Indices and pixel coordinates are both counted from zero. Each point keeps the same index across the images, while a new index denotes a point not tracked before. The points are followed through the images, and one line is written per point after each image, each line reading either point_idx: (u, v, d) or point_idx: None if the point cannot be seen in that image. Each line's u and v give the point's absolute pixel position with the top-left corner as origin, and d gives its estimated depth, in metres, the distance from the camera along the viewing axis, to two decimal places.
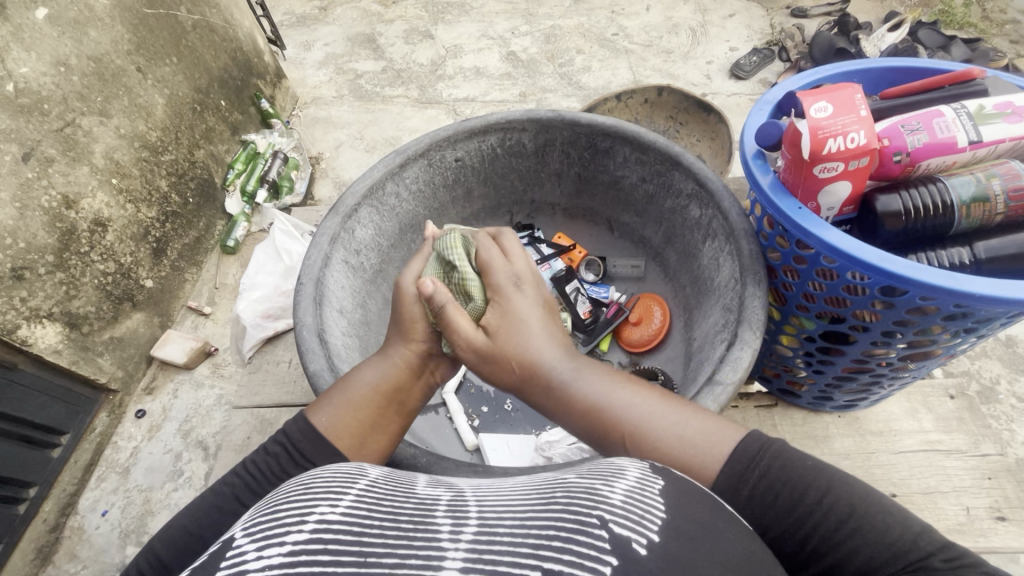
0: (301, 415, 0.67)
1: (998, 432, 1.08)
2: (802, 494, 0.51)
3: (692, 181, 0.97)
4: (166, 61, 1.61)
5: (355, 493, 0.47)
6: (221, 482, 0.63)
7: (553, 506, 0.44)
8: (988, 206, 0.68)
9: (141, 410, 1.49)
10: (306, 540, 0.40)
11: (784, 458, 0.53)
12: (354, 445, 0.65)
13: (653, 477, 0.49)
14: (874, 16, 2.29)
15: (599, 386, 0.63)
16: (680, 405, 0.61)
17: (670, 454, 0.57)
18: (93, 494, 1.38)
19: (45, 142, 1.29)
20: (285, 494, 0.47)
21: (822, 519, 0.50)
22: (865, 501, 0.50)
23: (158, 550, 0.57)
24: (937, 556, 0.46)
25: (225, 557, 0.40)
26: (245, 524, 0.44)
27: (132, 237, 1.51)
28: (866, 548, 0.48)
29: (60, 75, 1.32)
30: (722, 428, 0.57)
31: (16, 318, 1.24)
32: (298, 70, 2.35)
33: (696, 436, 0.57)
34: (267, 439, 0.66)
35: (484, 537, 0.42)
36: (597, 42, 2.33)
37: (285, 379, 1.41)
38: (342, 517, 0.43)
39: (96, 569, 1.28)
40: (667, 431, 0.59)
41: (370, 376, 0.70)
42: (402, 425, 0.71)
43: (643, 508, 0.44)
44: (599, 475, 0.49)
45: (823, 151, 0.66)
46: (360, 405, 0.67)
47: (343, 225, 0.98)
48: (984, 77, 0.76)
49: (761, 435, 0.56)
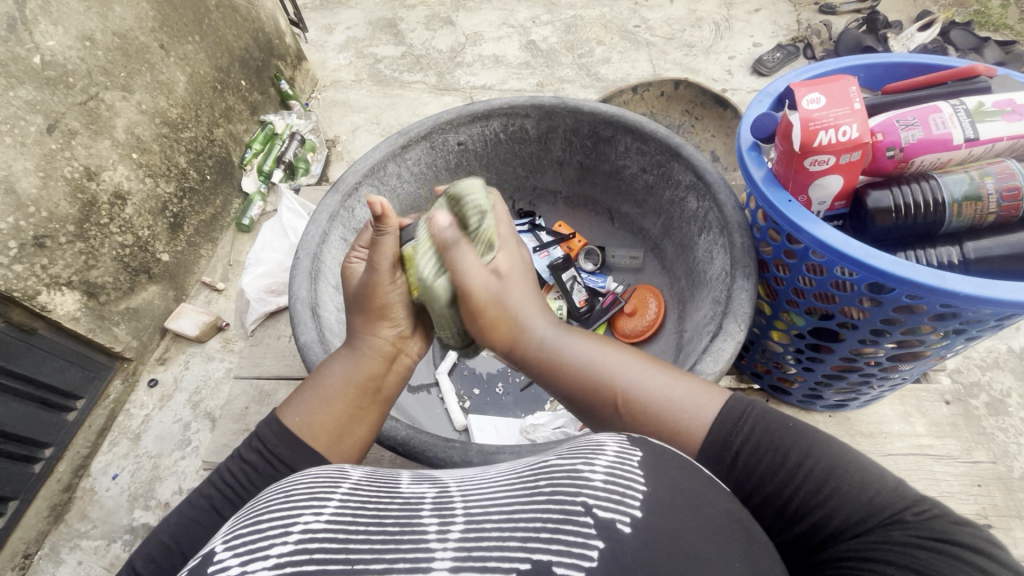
0: (272, 419, 0.67)
1: (998, 442, 1.06)
2: (784, 456, 0.52)
3: (691, 173, 0.96)
4: (189, 39, 1.64)
5: (339, 498, 0.47)
6: (197, 492, 0.64)
7: (537, 496, 0.45)
8: (981, 205, 0.68)
9: (153, 380, 1.54)
10: (291, 553, 0.41)
11: (766, 419, 0.54)
12: (334, 441, 0.66)
13: (630, 450, 0.48)
14: (905, 14, 2.22)
15: (586, 351, 0.65)
16: (667, 372, 0.62)
17: (658, 415, 0.58)
18: (105, 457, 1.44)
19: (69, 115, 1.33)
20: (266, 503, 0.48)
21: (803, 480, 0.51)
22: (843, 462, 0.51)
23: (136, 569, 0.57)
24: (908, 510, 0.47)
25: (208, 571, 0.41)
26: (225, 537, 0.44)
27: (150, 212, 1.56)
28: (843, 507, 0.49)
29: (85, 49, 1.36)
30: (708, 392, 0.58)
31: (36, 284, 1.28)
32: (319, 53, 2.37)
33: (684, 398, 0.58)
34: (243, 445, 0.66)
35: (472, 534, 0.43)
36: (617, 33, 2.31)
37: (286, 352, 1.40)
38: (326, 525, 0.43)
39: (105, 529, 1.33)
40: (658, 390, 0.60)
41: (339, 372, 0.71)
42: (381, 412, 0.72)
43: (625, 484, 0.45)
44: (579, 453, 0.49)
45: (813, 143, 0.66)
46: (334, 400, 0.68)
47: (343, 203, 1.00)
48: (990, 74, 0.75)
49: (743, 398, 0.56)
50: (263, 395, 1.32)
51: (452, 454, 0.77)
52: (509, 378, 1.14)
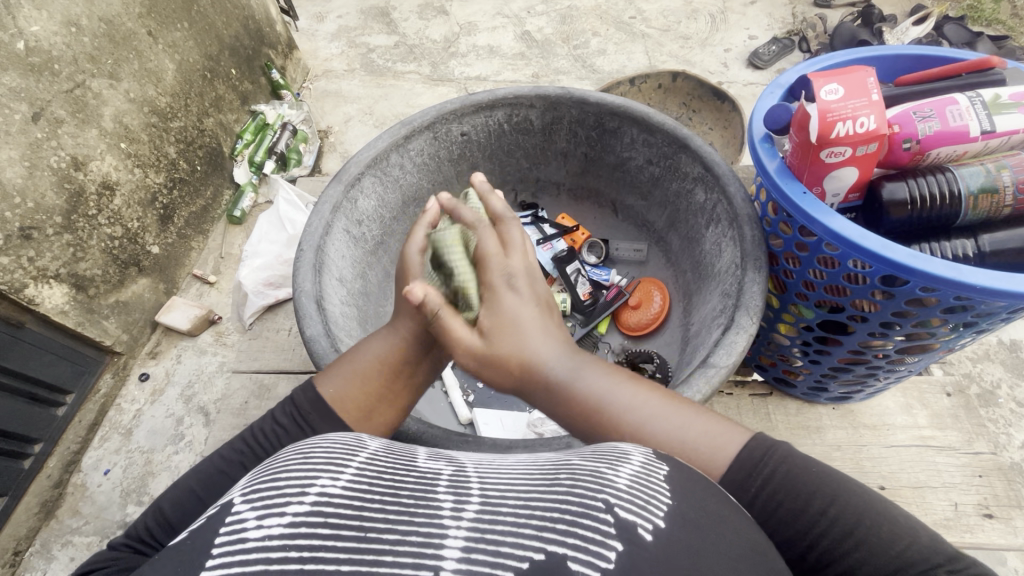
0: (308, 386, 0.67)
1: (993, 432, 1.07)
2: (806, 505, 0.51)
3: (699, 165, 0.95)
4: (178, 26, 1.60)
5: (357, 464, 0.46)
6: (230, 448, 0.64)
7: (557, 489, 0.44)
8: (996, 197, 0.68)
9: (145, 374, 1.51)
10: (306, 513, 0.40)
11: (790, 468, 0.53)
12: (360, 417, 0.65)
13: (658, 463, 0.48)
14: (899, 8, 2.23)
15: (600, 387, 0.59)
16: (681, 406, 0.58)
17: (676, 459, 0.55)
18: (96, 453, 1.41)
19: (55, 103, 1.29)
20: (283, 462, 0.47)
21: (826, 531, 0.50)
22: (871, 512, 0.50)
23: (166, 511, 0.58)
24: (943, 566, 0.46)
25: (225, 523, 0.40)
26: (244, 490, 0.44)
27: (139, 203, 1.52)
28: (870, 558, 0.49)
29: (71, 35, 1.31)
30: (726, 429, 0.56)
31: (24, 277, 1.24)
32: (310, 42, 2.33)
33: (698, 444, 0.55)
34: (276, 408, 0.66)
35: (488, 516, 0.41)
36: (613, 25, 2.29)
37: (284, 346, 1.38)
38: (342, 490, 0.42)
39: (97, 525, 1.31)
40: (672, 433, 0.56)
41: (375, 349, 0.67)
42: (411, 397, 0.69)
43: (649, 493, 0.44)
44: (604, 458, 0.48)
45: (831, 134, 0.65)
46: (367, 377, 0.66)
47: (345, 193, 0.98)
48: (1003, 66, 0.76)
49: (765, 439, 0.55)
50: (263, 390, 1.30)
51: (464, 449, 0.75)
52: None
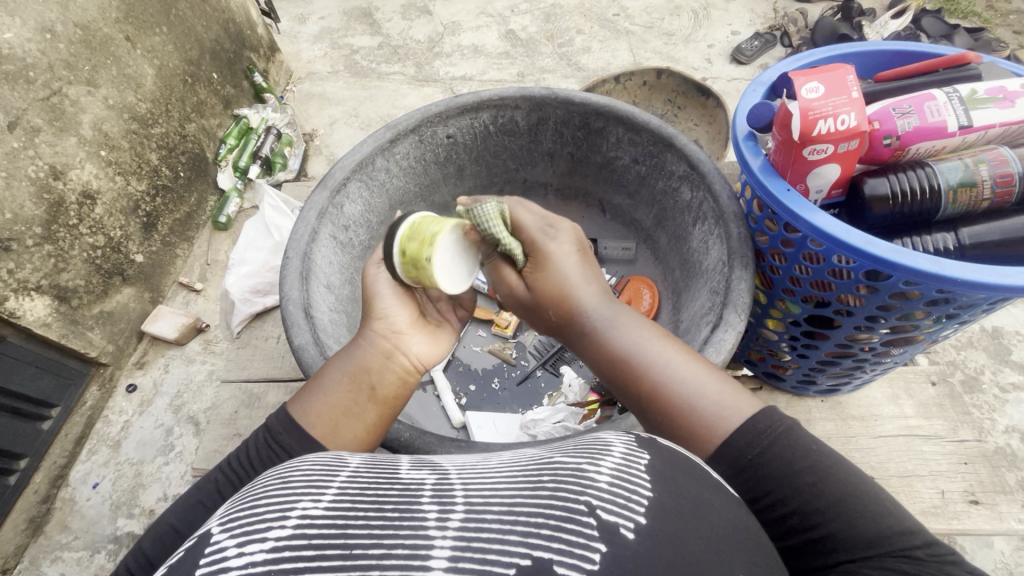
0: (279, 409, 0.67)
1: (976, 419, 1.10)
2: (797, 475, 0.52)
3: (684, 163, 0.96)
4: (156, 30, 1.58)
5: (338, 484, 0.46)
6: (207, 478, 0.64)
7: (540, 491, 0.44)
8: (975, 190, 0.70)
9: (132, 385, 1.49)
10: (289, 537, 0.40)
11: (785, 441, 0.53)
12: (328, 433, 0.64)
13: (638, 452, 0.48)
14: (878, 3, 2.26)
15: (632, 336, 0.63)
16: (710, 373, 0.60)
17: (688, 416, 0.57)
18: (84, 466, 1.39)
19: (31, 112, 1.27)
20: (263, 487, 0.46)
21: (811, 500, 0.51)
22: (857, 492, 0.51)
23: (145, 549, 0.57)
24: (921, 548, 0.48)
25: (205, 554, 0.40)
26: (223, 519, 0.44)
27: (122, 211, 1.50)
28: (848, 532, 0.49)
29: (46, 42, 1.29)
30: (740, 401, 0.57)
31: (3, 290, 1.22)
32: (293, 44, 2.31)
33: (711, 402, 0.57)
34: (251, 435, 0.66)
35: (472, 524, 0.41)
36: (597, 22, 2.29)
37: (273, 354, 1.36)
38: (325, 511, 0.42)
39: (87, 540, 1.29)
40: (689, 389, 0.59)
41: (337, 364, 0.70)
42: (381, 412, 0.68)
43: (630, 489, 0.44)
44: (585, 453, 0.48)
45: (812, 133, 0.66)
46: (331, 391, 0.67)
47: (331, 199, 0.97)
48: (979, 61, 0.77)
49: (775, 412, 0.55)
50: (253, 399, 1.28)
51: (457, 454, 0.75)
52: (505, 373, 1.14)
